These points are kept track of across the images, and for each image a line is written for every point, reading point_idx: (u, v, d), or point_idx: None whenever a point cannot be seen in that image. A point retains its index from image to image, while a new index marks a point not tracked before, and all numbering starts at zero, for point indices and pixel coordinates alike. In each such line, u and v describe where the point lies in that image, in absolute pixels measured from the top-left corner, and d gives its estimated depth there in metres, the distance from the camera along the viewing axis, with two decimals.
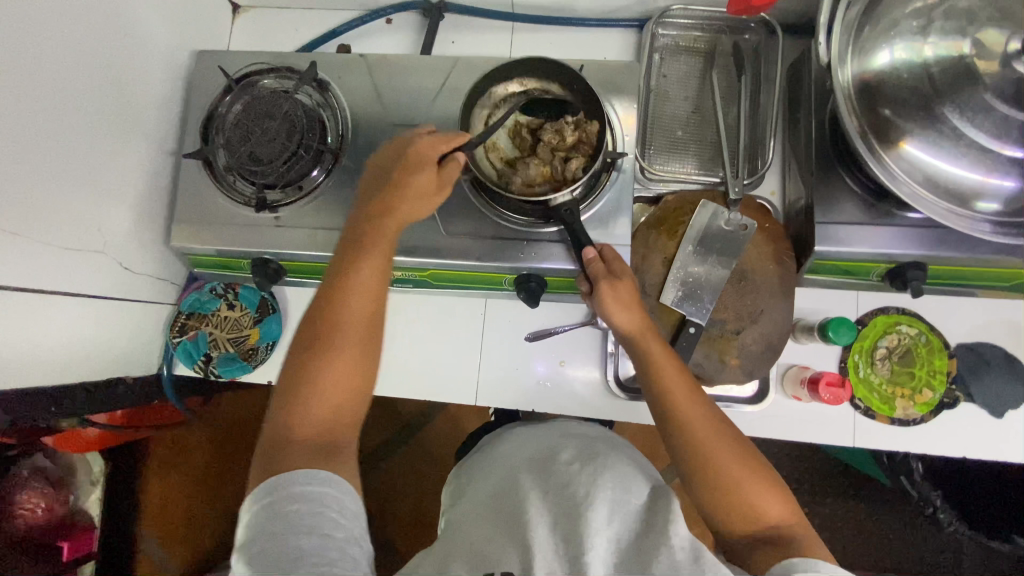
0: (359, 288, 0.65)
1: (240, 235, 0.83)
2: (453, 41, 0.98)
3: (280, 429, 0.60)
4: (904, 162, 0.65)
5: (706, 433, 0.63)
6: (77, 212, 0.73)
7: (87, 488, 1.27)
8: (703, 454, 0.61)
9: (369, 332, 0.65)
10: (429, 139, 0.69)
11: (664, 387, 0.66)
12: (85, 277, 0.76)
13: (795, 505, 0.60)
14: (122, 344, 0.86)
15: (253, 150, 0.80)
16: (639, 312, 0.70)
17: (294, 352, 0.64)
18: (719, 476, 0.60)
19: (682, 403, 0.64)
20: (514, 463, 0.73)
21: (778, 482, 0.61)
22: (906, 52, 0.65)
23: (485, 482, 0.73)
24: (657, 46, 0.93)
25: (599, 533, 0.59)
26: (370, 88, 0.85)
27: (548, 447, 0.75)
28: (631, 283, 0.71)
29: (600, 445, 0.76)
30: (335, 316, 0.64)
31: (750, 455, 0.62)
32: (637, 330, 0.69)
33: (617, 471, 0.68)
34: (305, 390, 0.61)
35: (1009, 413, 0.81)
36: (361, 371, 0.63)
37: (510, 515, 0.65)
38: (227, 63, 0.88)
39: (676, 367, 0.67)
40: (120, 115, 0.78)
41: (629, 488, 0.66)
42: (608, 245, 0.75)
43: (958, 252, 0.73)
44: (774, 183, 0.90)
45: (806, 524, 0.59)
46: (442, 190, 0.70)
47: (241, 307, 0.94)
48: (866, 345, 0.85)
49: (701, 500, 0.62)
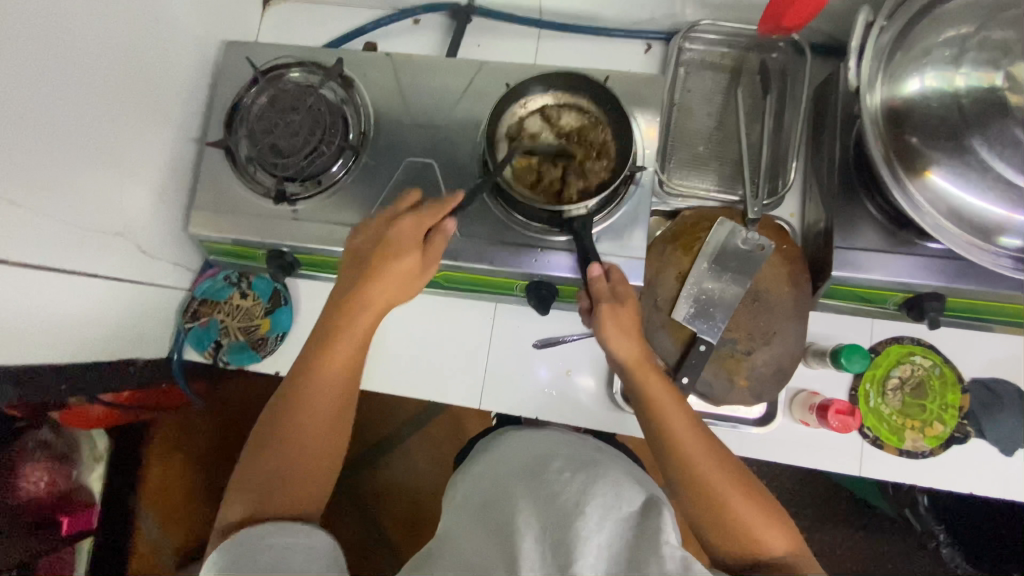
0: (327, 374, 0.67)
1: (257, 225, 0.83)
2: (479, 44, 0.98)
3: (245, 508, 0.61)
4: (930, 192, 0.65)
5: (710, 465, 0.62)
6: (100, 195, 0.75)
7: (88, 464, 1.28)
8: (703, 481, 0.61)
9: (341, 398, 0.68)
10: (413, 217, 0.69)
11: (661, 418, 0.65)
12: (104, 258, 0.77)
13: (795, 532, 0.60)
14: (134, 326, 0.86)
15: (275, 143, 0.81)
16: (638, 340, 0.69)
17: (267, 422, 0.66)
18: (725, 506, 0.60)
19: (681, 428, 0.64)
20: (507, 472, 0.72)
21: (778, 511, 0.61)
22: (937, 81, 0.64)
23: (480, 484, 0.73)
24: (683, 60, 0.93)
25: (587, 542, 0.57)
26: (395, 88, 0.85)
27: (542, 456, 0.73)
28: (634, 305, 0.71)
29: (596, 454, 0.74)
30: (308, 401, 0.66)
31: (752, 488, 0.61)
32: (634, 359, 0.68)
33: (609, 479, 0.66)
34: (279, 470, 0.63)
35: (1021, 452, 0.80)
36: (329, 442, 0.67)
37: (501, 522, 0.65)
38: (254, 55, 0.89)
39: (673, 399, 0.67)
40: (147, 100, 0.79)
41: (620, 494, 0.63)
42: (615, 266, 0.74)
43: (978, 286, 0.72)
44: (794, 204, 0.89)
45: (807, 555, 0.59)
46: (428, 265, 0.70)
47: (253, 296, 0.94)
48: (878, 373, 0.83)
49: (704, 529, 0.61)
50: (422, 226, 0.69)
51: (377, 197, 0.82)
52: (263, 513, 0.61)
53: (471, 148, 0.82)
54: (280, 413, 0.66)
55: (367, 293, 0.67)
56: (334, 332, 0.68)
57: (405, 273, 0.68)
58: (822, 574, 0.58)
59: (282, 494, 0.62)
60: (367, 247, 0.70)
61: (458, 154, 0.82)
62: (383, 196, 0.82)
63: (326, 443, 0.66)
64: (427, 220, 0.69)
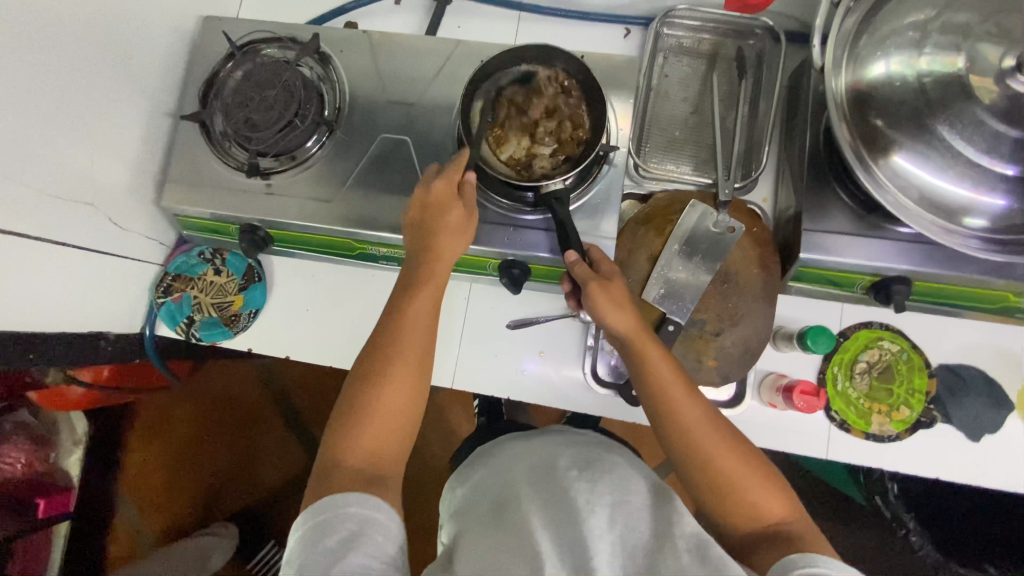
0: (410, 332, 0.64)
1: (230, 199, 0.83)
2: (460, 26, 0.98)
3: (331, 459, 0.59)
4: (894, 175, 0.65)
5: (705, 434, 0.62)
6: (71, 163, 0.74)
7: (67, 448, 1.26)
8: (699, 450, 0.61)
9: (426, 350, 0.65)
10: (445, 175, 0.70)
11: (660, 388, 0.64)
12: (74, 228, 0.77)
13: (794, 500, 0.61)
14: (105, 299, 0.86)
15: (249, 117, 0.81)
16: (633, 311, 0.69)
17: (345, 391, 0.64)
18: (718, 474, 0.60)
19: (679, 404, 0.63)
20: (511, 469, 0.67)
21: (776, 478, 0.61)
22: (902, 66, 0.65)
23: (484, 486, 0.67)
24: (661, 46, 0.94)
25: (602, 539, 0.54)
26: (371, 66, 0.85)
27: (545, 456, 0.67)
28: (621, 283, 0.71)
29: (596, 449, 0.70)
30: (393, 352, 0.63)
31: (749, 454, 0.62)
32: (631, 330, 0.68)
33: (616, 474, 0.62)
34: (362, 422, 0.60)
35: (987, 437, 0.81)
36: (419, 391, 0.64)
37: (506, 520, 0.59)
38: (232, 31, 0.89)
39: (670, 366, 0.66)
40: (123, 70, 0.79)
41: (630, 489, 0.60)
42: (595, 246, 0.75)
43: (944, 270, 0.72)
44: (767, 189, 0.89)
45: (808, 521, 0.59)
46: (473, 213, 0.71)
47: (227, 273, 0.94)
48: (846, 358, 0.84)
49: (701, 499, 0.62)
50: (454, 178, 0.70)
51: (350, 173, 0.82)
52: (345, 464, 0.58)
53: (445, 126, 0.82)
54: (362, 368, 0.63)
55: (431, 249, 0.68)
56: (410, 289, 0.67)
57: (459, 225, 0.69)
58: (823, 538, 0.58)
59: (366, 445, 0.59)
60: (417, 204, 0.70)
61: (433, 132, 0.82)
62: (356, 171, 0.82)
63: (413, 403, 0.63)
64: (463, 170, 0.71)
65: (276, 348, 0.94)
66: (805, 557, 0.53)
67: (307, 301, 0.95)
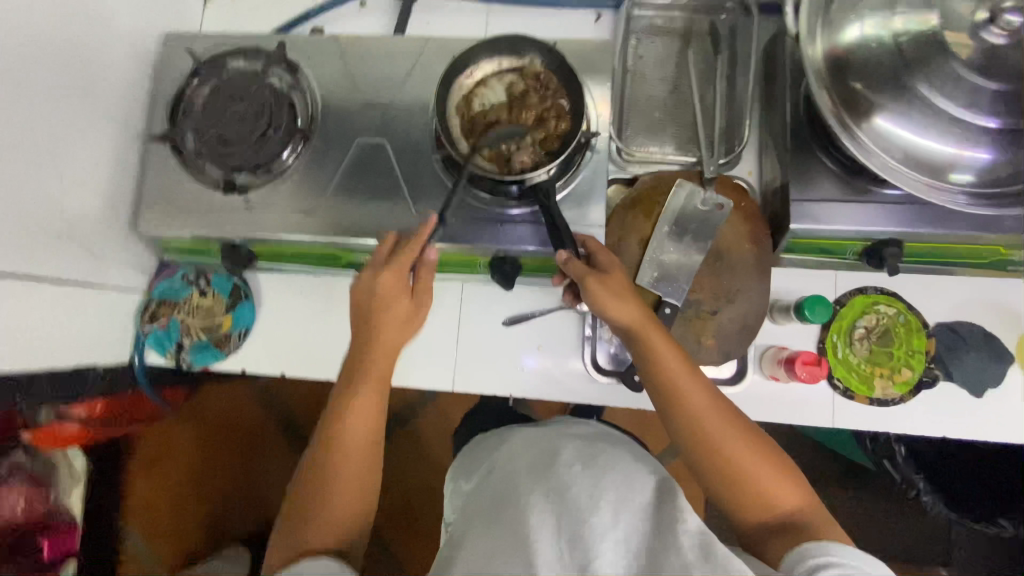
0: (359, 408, 0.64)
1: (210, 219, 0.81)
2: (428, 23, 0.97)
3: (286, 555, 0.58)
4: (877, 136, 0.64)
5: (717, 425, 0.61)
6: (40, 195, 0.72)
7: (67, 485, 1.18)
8: (711, 443, 0.61)
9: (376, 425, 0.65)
10: (393, 267, 0.68)
11: (668, 379, 0.63)
12: (51, 261, 0.74)
13: (808, 489, 0.60)
14: (89, 332, 0.83)
15: (222, 133, 0.79)
16: (636, 302, 0.67)
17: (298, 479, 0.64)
18: (732, 466, 0.59)
19: (688, 394, 0.62)
20: (512, 464, 0.66)
21: (789, 468, 0.61)
22: (876, 28, 0.65)
23: (486, 487, 0.67)
24: (634, 28, 0.93)
25: (605, 538, 0.53)
26: (341, 71, 0.84)
27: (548, 449, 0.66)
28: (618, 275, 0.69)
29: (601, 443, 0.68)
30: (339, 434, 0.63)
31: (761, 444, 0.61)
32: (635, 320, 0.66)
33: (621, 469, 0.61)
34: (310, 512, 0.61)
35: (990, 392, 0.81)
36: (364, 486, 0.63)
37: (506, 520, 0.57)
38: (196, 47, 0.87)
39: (677, 356, 0.65)
40: (86, 96, 0.76)
41: (635, 487, 0.59)
42: (589, 236, 0.75)
43: (935, 228, 0.72)
44: (751, 163, 0.89)
45: (822, 510, 0.59)
46: (422, 306, 0.70)
47: (213, 294, 0.92)
48: (844, 325, 0.84)
49: (714, 492, 0.61)
50: (402, 271, 0.69)
51: (330, 181, 0.81)
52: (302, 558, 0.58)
53: (423, 126, 0.81)
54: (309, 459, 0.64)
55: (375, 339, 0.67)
56: (354, 370, 0.67)
57: (404, 318, 0.68)
58: (837, 527, 0.58)
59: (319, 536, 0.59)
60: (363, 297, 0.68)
61: (411, 132, 0.81)
62: (336, 179, 0.80)
63: (365, 484, 0.63)
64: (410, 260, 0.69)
65: (271, 367, 0.92)
66: (819, 546, 0.53)
67: (297, 316, 0.93)
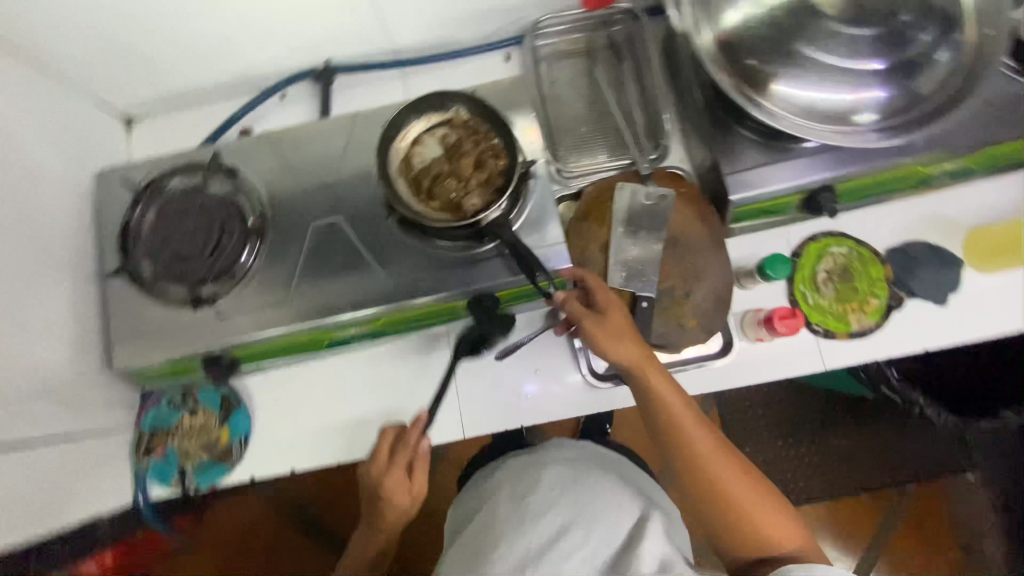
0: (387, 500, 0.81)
1: (184, 337, 0.81)
2: (350, 99, 1.01)
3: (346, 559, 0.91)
4: (781, 103, 0.71)
5: (719, 461, 0.67)
6: (7, 360, 0.70)
7: None
8: (712, 478, 0.67)
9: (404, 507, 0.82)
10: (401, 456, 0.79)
11: (673, 415, 0.70)
12: (31, 423, 0.72)
13: (800, 526, 0.66)
14: (85, 483, 0.80)
15: (179, 252, 0.81)
16: (636, 343, 0.73)
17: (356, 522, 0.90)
18: (731, 501, 0.65)
19: (691, 431, 0.69)
20: (501, 497, 0.74)
21: (783, 506, 0.67)
22: (753, 7, 0.72)
23: (480, 520, 0.74)
24: (541, 58, 0.99)
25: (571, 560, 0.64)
26: (280, 163, 0.86)
27: (534, 475, 0.75)
28: (618, 318, 0.75)
29: (592, 468, 0.77)
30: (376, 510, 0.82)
31: (757, 482, 0.68)
32: (635, 359, 0.72)
33: (603, 496, 0.71)
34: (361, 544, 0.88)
35: (952, 298, 0.86)
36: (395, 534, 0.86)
37: (485, 548, 0.68)
38: (132, 176, 0.89)
39: (679, 393, 0.71)
40: (32, 250, 0.76)
41: (619, 511, 0.70)
42: (592, 274, 0.80)
43: (857, 166, 0.78)
44: (681, 152, 0.93)
45: (811, 545, 0.65)
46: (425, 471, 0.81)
47: (204, 410, 0.91)
48: (806, 274, 0.89)
49: (712, 527, 0.67)
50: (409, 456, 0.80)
51: (294, 270, 0.82)
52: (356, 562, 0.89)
53: (371, 195, 0.84)
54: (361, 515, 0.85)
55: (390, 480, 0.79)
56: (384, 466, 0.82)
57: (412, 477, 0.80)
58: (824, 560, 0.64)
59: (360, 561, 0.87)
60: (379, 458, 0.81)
61: (361, 204, 0.83)
62: (300, 267, 0.82)
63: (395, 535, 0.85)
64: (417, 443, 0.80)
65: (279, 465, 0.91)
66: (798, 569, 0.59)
67: (293, 407, 0.92)
